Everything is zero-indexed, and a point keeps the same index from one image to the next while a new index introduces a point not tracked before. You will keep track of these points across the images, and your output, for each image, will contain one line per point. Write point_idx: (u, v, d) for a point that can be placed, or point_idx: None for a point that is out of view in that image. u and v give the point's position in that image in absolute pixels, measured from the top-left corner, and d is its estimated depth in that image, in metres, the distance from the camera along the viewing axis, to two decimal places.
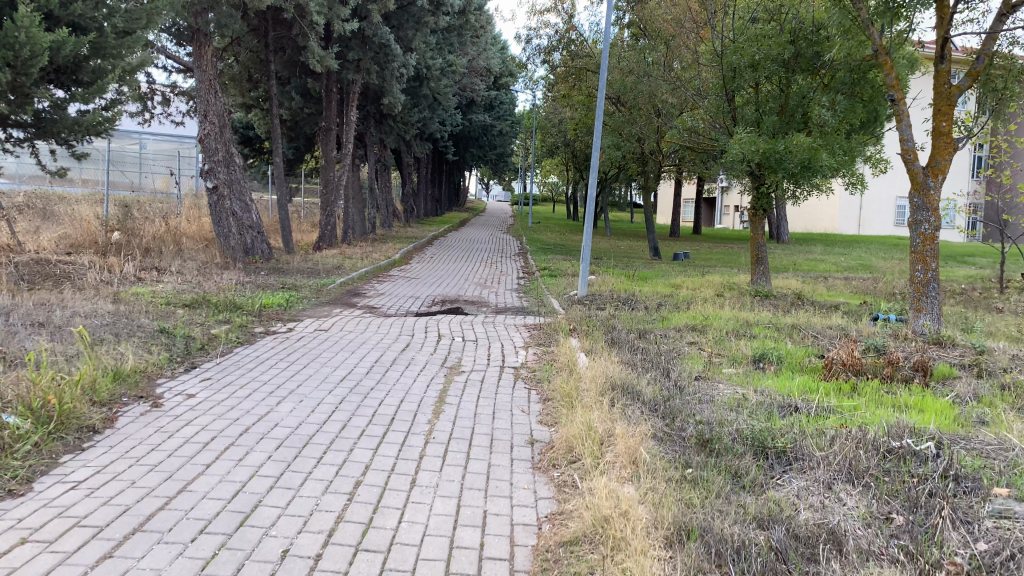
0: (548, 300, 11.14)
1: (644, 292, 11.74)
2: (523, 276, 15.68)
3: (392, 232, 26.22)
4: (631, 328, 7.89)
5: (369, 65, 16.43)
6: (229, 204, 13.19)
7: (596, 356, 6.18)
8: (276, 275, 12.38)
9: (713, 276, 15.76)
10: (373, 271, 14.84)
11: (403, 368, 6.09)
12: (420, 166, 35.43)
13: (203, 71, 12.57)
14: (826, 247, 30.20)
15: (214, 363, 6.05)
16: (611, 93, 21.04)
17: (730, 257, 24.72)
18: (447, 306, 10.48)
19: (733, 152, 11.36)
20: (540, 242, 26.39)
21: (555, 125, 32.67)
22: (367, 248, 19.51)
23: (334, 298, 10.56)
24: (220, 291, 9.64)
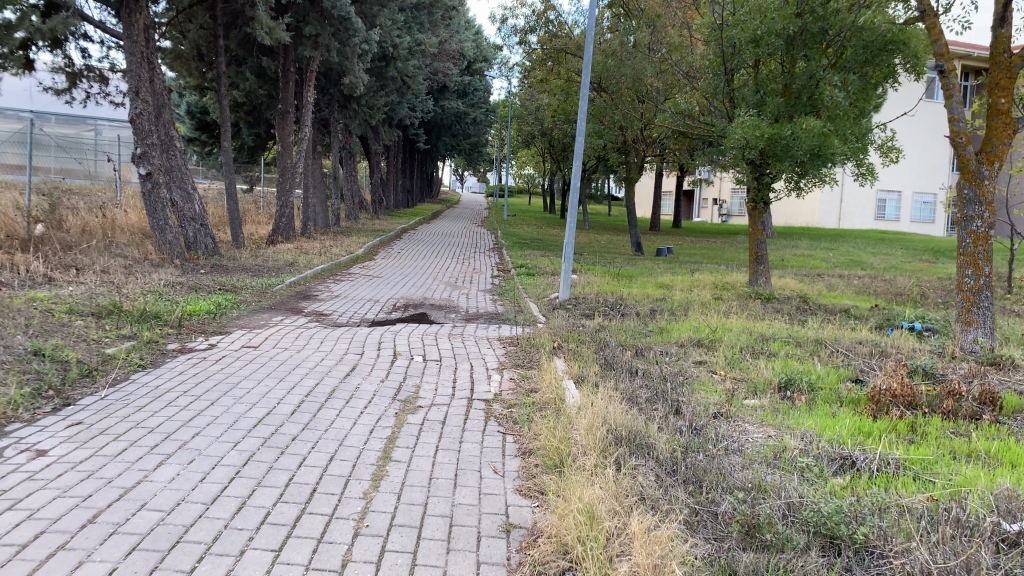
0: (525, 305, 9.84)
1: (633, 295, 10.51)
2: (498, 275, 14.38)
3: (359, 225, 24.78)
4: (625, 343, 6.63)
5: (329, 41, 15.07)
6: (166, 193, 11.70)
7: (589, 387, 4.87)
8: (217, 274, 10.94)
9: (704, 275, 14.57)
10: (331, 270, 13.45)
11: (345, 403, 4.75)
12: (390, 156, 33.95)
13: (133, 42, 11.05)
14: (811, 241, 29.18)
15: (95, 399, 4.63)
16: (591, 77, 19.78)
17: (715, 252, 23.59)
18: (410, 312, 9.14)
19: (732, 139, 10.15)
20: (516, 236, 25.09)
21: (532, 113, 31.39)
22: (330, 242, 18.07)
23: (279, 304, 9.17)
24: (141, 297, 8.22)
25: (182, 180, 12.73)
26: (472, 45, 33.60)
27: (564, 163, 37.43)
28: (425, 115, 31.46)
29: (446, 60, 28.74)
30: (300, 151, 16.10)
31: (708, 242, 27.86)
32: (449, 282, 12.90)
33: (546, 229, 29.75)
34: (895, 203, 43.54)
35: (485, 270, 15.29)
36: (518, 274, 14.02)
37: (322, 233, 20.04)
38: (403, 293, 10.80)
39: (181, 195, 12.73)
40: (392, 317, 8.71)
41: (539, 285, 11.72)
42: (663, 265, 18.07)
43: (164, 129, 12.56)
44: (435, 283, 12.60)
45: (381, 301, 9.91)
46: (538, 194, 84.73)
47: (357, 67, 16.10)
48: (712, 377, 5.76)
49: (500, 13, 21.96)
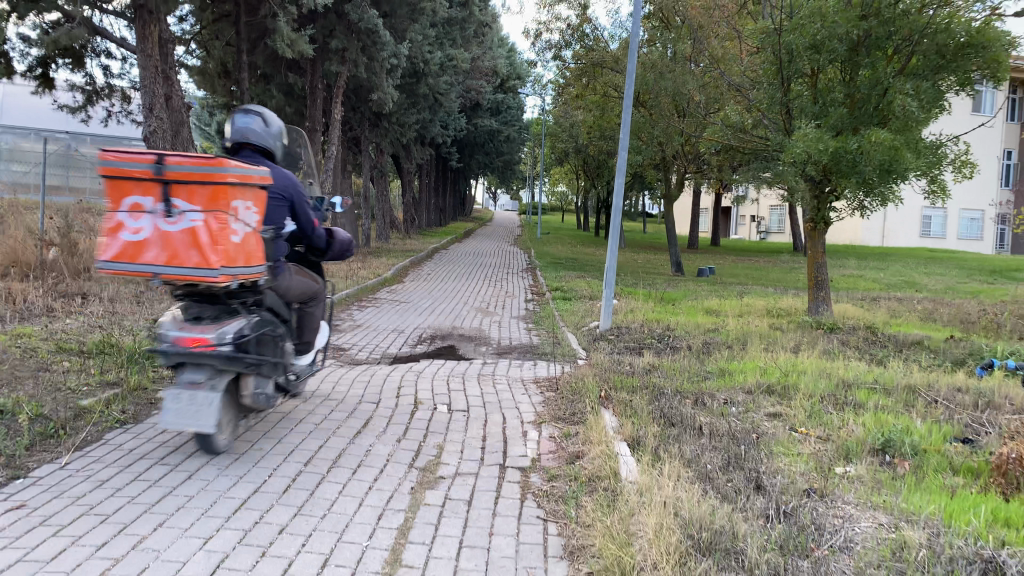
0: (564, 337, 8.97)
1: (683, 324, 9.60)
2: (532, 299, 13.54)
3: (389, 245, 24.14)
4: (683, 389, 5.74)
5: (357, 56, 14.46)
6: None
7: (650, 458, 3.98)
8: None
9: (753, 300, 13.59)
10: (357, 296, 12.73)
11: (351, 474, 3.92)
12: (422, 175, 33.42)
13: (147, 56, 10.44)
14: (858, 260, 27.89)
15: (51, 469, 3.84)
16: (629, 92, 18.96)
17: (759, 273, 22.50)
18: (438, 345, 8.33)
19: (792, 153, 9.25)
20: (551, 256, 24.27)
21: (566, 130, 30.60)
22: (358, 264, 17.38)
23: None
24: (145, 330, 7.52)
25: None
26: (505, 62, 33.00)
27: (598, 179, 36.55)
28: (458, 132, 30.84)
29: (479, 76, 28.13)
30: (328, 170, 15.49)
31: (751, 261, 26.73)
32: (481, 308, 12.09)
33: (581, 248, 28.90)
34: (942, 220, 41.87)
35: (518, 294, 14.44)
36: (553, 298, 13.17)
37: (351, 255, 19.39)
38: (431, 322, 10.00)
39: None
40: (418, 351, 7.90)
41: (578, 313, 10.84)
42: (708, 288, 17.07)
43: (183, 148, 11.98)
44: (466, 309, 11.79)
45: (407, 331, 9.11)
46: (572, 212, 83.79)
47: (386, 83, 15.49)
48: (791, 435, 4.84)
49: (535, 28, 21.34)
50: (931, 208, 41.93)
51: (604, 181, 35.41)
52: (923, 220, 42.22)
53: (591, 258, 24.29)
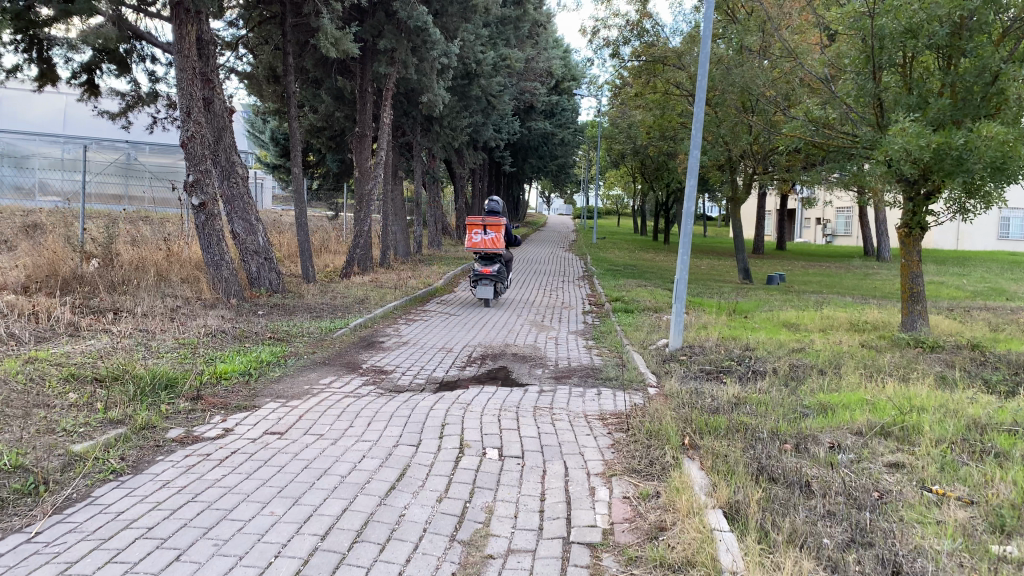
0: (629, 357, 8.08)
1: (762, 342, 8.63)
2: (592, 311, 12.68)
3: (442, 252, 23.52)
4: (780, 433, 4.81)
5: (407, 56, 13.83)
6: (221, 224, 10.48)
7: (759, 546, 3.11)
8: (273, 318, 9.63)
9: (832, 313, 12.49)
10: (406, 308, 12.03)
11: (376, 555, 3.14)
12: (475, 180, 32.80)
13: (185, 56, 9.92)
14: (936, 265, 26.26)
15: (17, 543, 3.16)
16: None
17: (830, 280, 21.21)
18: (491, 367, 7.53)
19: (886, 150, 8.20)
20: (609, 262, 23.32)
21: (622, 132, 29.62)
22: (409, 273, 16.75)
23: (335, 355, 7.71)
24: (171, 352, 6.90)
25: (244, 210, 11.58)
26: (560, 63, 32.20)
27: (657, 182, 35.45)
28: (512, 136, 30.13)
29: (535, 78, 27.39)
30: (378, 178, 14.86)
31: (821, 267, 25.37)
32: (535, 321, 11.26)
33: (639, 253, 27.87)
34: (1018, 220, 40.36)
35: (577, 305, 13.57)
36: (614, 310, 12.28)
37: (403, 263, 18.80)
38: (482, 338, 9.21)
39: (243, 226, 11.58)
40: (470, 374, 7.11)
41: (644, 328, 9.93)
42: (779, 297, 15.96)
43: (225, 154, 11.46)
44: (520, 322, 11.00)
45: (457, 349, 8.34)
46: (628, 216, 82.43)
47: (437, 85, 14.82)
48: (923, 497, 3.87)
49: (592, 25, 20.51)
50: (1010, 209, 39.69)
51: (663, 184, 34.28)
52: (1000, 222, 40.00)
53: (650, 264, 23.28)
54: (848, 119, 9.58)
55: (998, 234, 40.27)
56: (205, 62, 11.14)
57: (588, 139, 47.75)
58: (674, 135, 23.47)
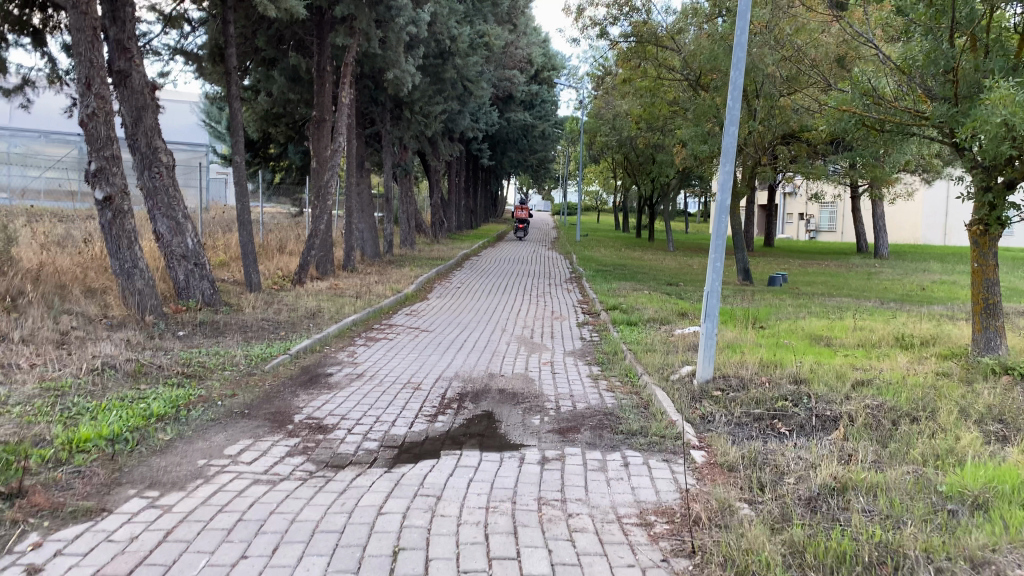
0: (651, 396, 6.18)
1: (813, 370, 6.81)
2: (588, 323, 10.80)
3: (414, 252, 21.56)
4: (944, 561, 2.94)
5: (368, 27, 11.88)
6: (134, 224, 8.46)
7: None
8: (193, 341, 7.66)
9: (866, 325, 10.77)
10: (367, 321, 10.11)
11: None
12: (451, 174, 30.84)
13: (83, 12, 7.87)
14: (941, 263, 24.76)
15: None
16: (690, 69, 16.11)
17: (837, 281, 19.56)
18: (471, 413, 5.61)
19: (976, 123, 6.39)
20: (596, 261, 21.47)
21: (607, 122, 27.81)
22: (374, 278, 14.80)
23: (260, 402, 5.74)
24: (22, 405, 4.91)
25: (170, 206, 9.63)
26: (540, 50, 30.35)
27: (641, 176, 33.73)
28: (489, 127, 28.22)
29: (513, 65, 25.52)
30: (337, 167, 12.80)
31: (821, 265, 23.75)
32: (522, 337, 9.39)
33: (627, 252, 26.07)
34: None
35: (568, 314, 11.73)
36: (615, 322, 10.42)
37: (369, 265, 16.82)
38: (460, 366, 7.30)
39: (168, 226, 9.58)
40: (443, 427, 5.19)
41: (657, 350, 8.07)
42: (792, 302, 14.20)
43: (145, 138, 9.48)
44: (504, 339, 9.14)
45: (427, 386, 6.41)
46: (607, 212, 80.79)
47: (404, 61, 12.89)
48: None
49: (577, 2, 18.64)
50: None
51: (648, 177, 32.55)
52: None
53: (641, 264, 21.50)
54: (908, 90, 7.81)
55: None
56: (119, 27, 9.21)
57: (568, 133, 45.93)
58: (666, 124, 21.70)
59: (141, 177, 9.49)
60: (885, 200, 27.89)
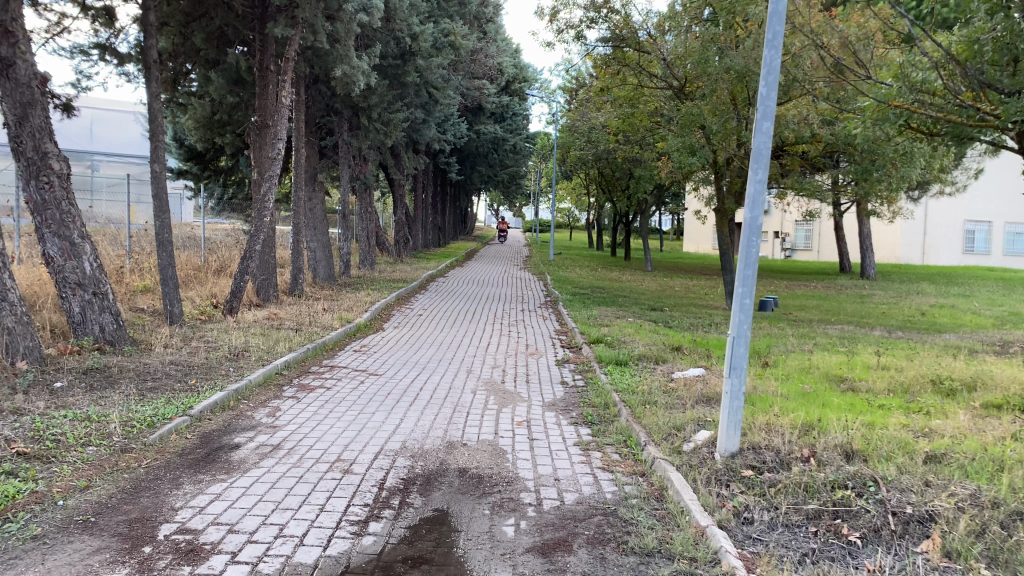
0: (664, 482, 4.60)
1: (863, 437, 5.33)
2: (567, 361, 9.30)
3: (376, 273, 19.90)
4: None
5: (314, 16, 10.32)
6: (4, 247, 6.72)
7: None
8: (67, 396, 5.94)
9: (887, 363, 9.38)
10: (303, 361, 8.43)
11: None
12: (418, 190, 29.31)
13: None
14: (931, 284, 23.68)
15: None
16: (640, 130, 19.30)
17: (830, 305, 18.32)
18: (416, 519, 3.99)
19: None
20: (572, 283, 20.03)
21: (581, 136, 26.50)
22: (326, 304, 13.13)
23: (118, 501, 4.04)
24: None
25: (62, 224, 7.83)
26: (511, 60, 29.01)
27: (616, 193, 32.46)
28: (457, 140, 26.74)
29: (482, 74, 24.11)
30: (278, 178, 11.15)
31: (808, 287, 22.54)
32: (490, 382, 7.82)
33: (604, 272, 24.67)
34: (983, 234, 40.12)
35: (544, 348, 10.19)
36: (600, 359, 8.90)
37: (322, 289, 15.15)
38: (408, 431, 5.68)
39: (59, 248, 7.79)
40: (372, 549, 3.57)
41: (658, 403, 6.54)
42: (792, 332, 12.80)
43: (31, 142, 7.71)
44: (467, 385, 7.55)
45: (361, 467, 4.78)
46: (580, 230, 79.71)
47: (357, 58, 11.35)
48: None
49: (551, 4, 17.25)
50: (973, 223, 39.29)
51: (623, 194, 31.26)
52: (965, 235, 39.67)
53: (619, 286, 20.07)
54: (959, 84, 6.44)
55: (962, 248, 39.98)
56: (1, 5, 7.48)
57: (540, 148, 44.65)
58: (646, 137, 20.35)
59: (26, 188, 7.72)
60: (869, 218, 26.82)
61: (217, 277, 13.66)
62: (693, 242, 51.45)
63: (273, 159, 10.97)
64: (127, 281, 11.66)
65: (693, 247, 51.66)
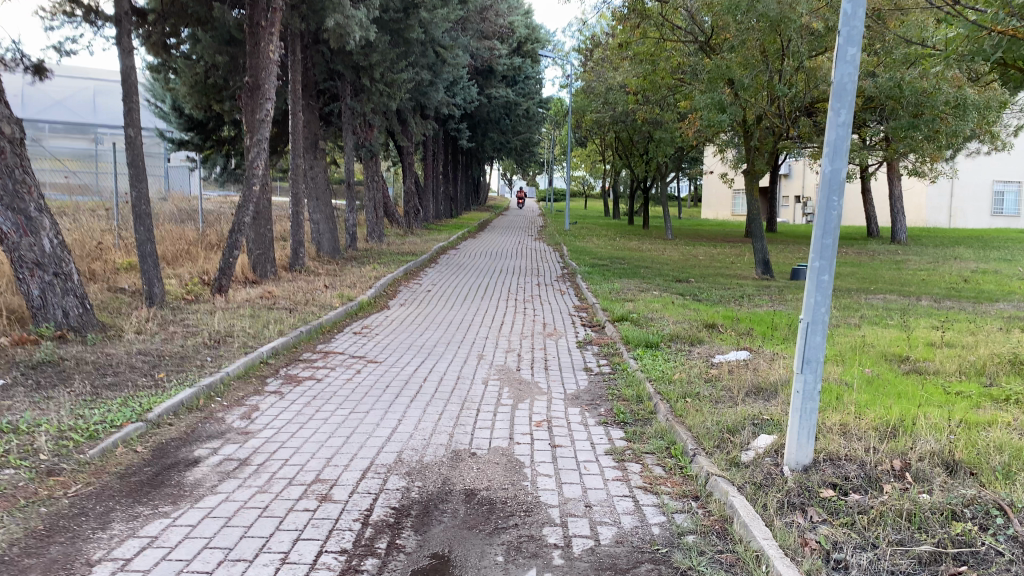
0: (725, 510, 3.62)
1: (963, 441, 4.33)
2: (590, 342, 8.33)
3: (383, 245, 18.96)
4: None
5: None
6: None
7: None
8: (2, 399, 5.01)
9: (949, 338, 8.37)
10: (292, 346, 7.48)
11: None
12: (428, 159, 28.26)
13: None
14: (968, 249, 22.50)
15: None
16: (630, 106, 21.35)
17: (865, 272, 17.23)
18: (407, 573, 3.03)
19: None
20: (590, 252, 19.05)
21: (597, 98, 25.29)
22: (326, 279, 12.19)
23: (18, 553, 3.10)
24: None
25: (16, 195, 6.76)
26: (522, 20, 27.68)
27: (633, 158, 31.27)
28: (467, 105, 25.56)
29: (492, 34, 22.89)
30: (267, 144, 9.79)
31: (838, 253, 21.43)
32: (504, 369, 6.84)
33: (622, 241, 23.64)
34: (1013, 195, 38.66)
35: (564, 327, 9.21)
36: (627, 339, 7.92)
37: (325, 264, 14.22)
38: (406, 436, 4.72)
39: (12, 223, 6.73)
40: None
41: (701, 399, 5.54)
42: (832, 304, 11.76)
43: None
44: (478, 374, 6.58)
45: (343, 492, 3.82)
46: (596, 198, 78.39)
47: (352, 8, 10.27)
48: None
49: None
50: (1003, 183, 37.82)
51: (641, 159, 30.04)
52: (994, 196, 38.22)
53: (640, 255, 19.01)
54: None
55: (991, 210, 38.54)
56: None
57: (553, 113, 43.32)
58: (668, 96, 19.11)
59: None
60: (901, 180, 25.55)
61: (210, 252, 12.73)
62: (712, 209, 50.20)
63: (261, 122, 9.59)
64: (109, 258, 10.73)
65: (712, 213, 50.38)
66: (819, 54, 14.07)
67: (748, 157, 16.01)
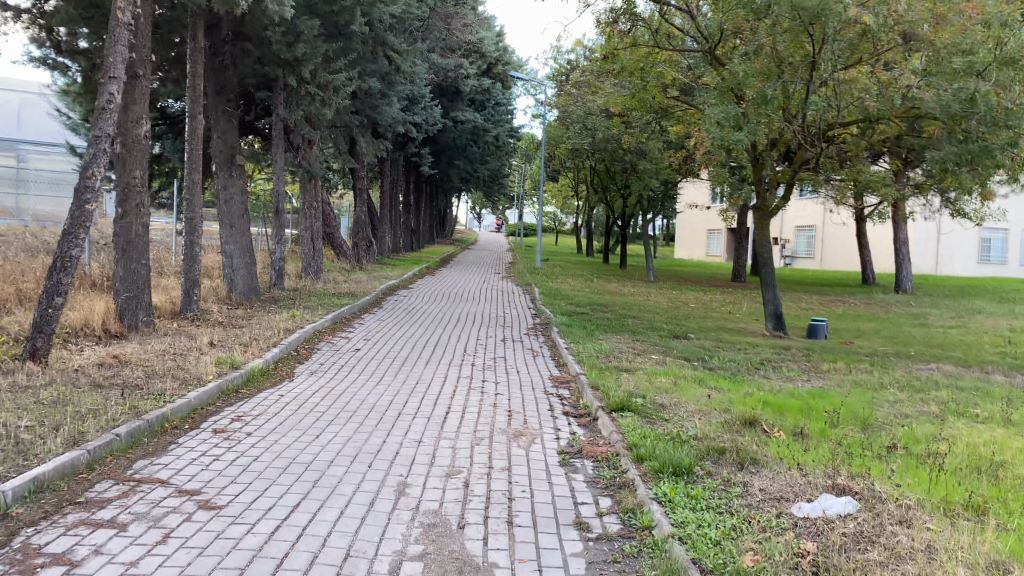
0: None
1: None
2: (580, 452, 5.41)
3: (321, 284, 16.03)
4: None
5: None
6: None
7: None
8: None
9: None
10: (84, 466, 4.46)
11: None
12: (386, 187, 25.46)
13: None
14: (986, 301, 20.12)
15: None
16: (616, 143, 20.78)
17: (888, 328, 14.70)
18: None
19: None
20: (566, 297, 16.31)
21: (574, 124, 22.81)
22: (221, 332, 9.20)
23: None
24: None
25: None
26: (493, 38, 25.11)
27: (612, 191, 28.81)
28: (429, 127, 22.86)
29: (459, 46, 20.29)
30: (110, 143, 6.51)
31: (845, 303, 18.94)
32: (435, 528, 3.92)
33: (601, 283, 20.97)
34: (998, 242, 36.43)
35: (537, 419, 6.31)
36: (641, 452, 5.06)
37: (234, 309, 11.24)
38: None
39: None
40: None
41: None
42: (884, 379, 9.06)
43: None
44: (386, 545, 3.66)
45: None
46: (567, 236, 76.06)
47: None
48: None
49: None
50: (991, 231, 35.97)
51: (619, 193, 27.53)
52: (982, 244, 36.26)
53: (623, 302, 16.25)
54: None
55: (978, 258, 36.46)
56: None
57: (523, 144, 40.82)
58: (656, 120, 16.57)
59: None
60: (906, 223, 23.30)
61: (71, 294, 9.65)
62: (686, 248, 47.89)
63: (103, 110, 6.41)
64: None
65: (686, 253, 48.19)
66: (850, 67, 11.56)
67: (759, 189, 13.35)
